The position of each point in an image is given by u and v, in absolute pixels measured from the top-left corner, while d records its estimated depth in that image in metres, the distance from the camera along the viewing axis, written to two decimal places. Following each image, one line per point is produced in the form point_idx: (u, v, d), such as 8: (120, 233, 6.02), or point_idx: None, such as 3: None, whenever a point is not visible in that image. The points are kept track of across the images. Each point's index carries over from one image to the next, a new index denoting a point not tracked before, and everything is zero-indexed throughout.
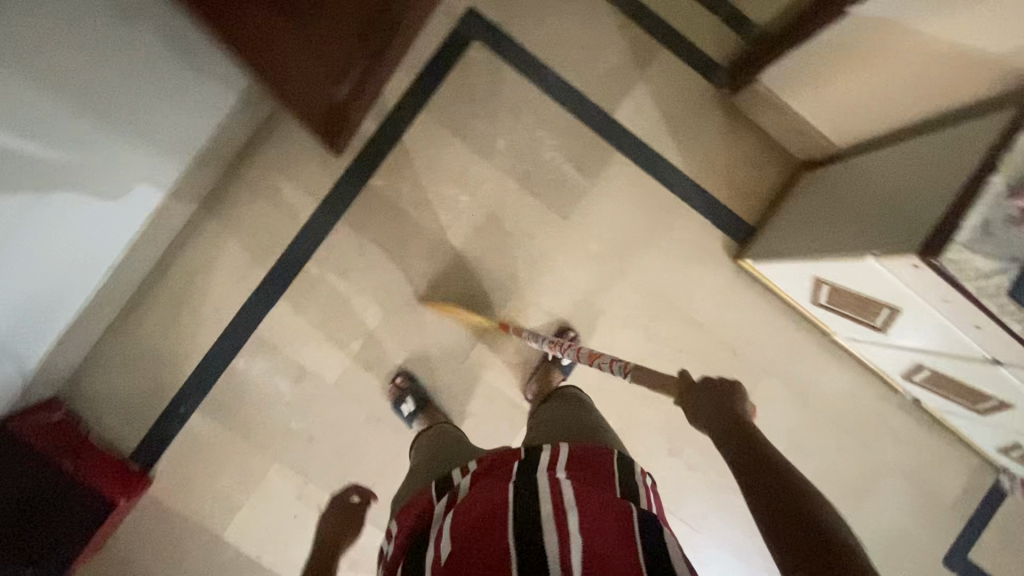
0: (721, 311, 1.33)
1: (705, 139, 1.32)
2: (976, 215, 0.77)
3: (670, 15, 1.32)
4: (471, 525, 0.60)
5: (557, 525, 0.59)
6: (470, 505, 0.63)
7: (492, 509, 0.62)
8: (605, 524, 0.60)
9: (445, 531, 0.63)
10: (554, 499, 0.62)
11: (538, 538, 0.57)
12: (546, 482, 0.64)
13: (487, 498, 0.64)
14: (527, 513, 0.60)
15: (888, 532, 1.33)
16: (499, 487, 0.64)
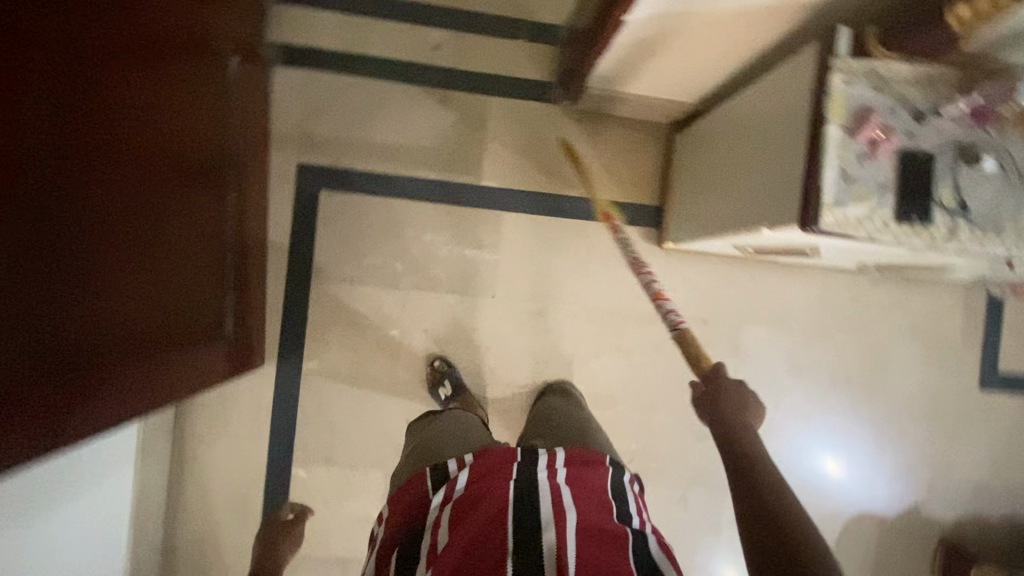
0: (676, 293, 1.32)
1: (577, 154, 1.29)
2: (832, 165, 0.74)
3: (478, 65, 1.26)
4: (474, 525, 0.63)
5: (558, 526, 0.63)
6: (471, 501, 0.66)
7: (495, 509, 0.65)
8: (601, 528, 0.64)
9: (445, 522, 0.65)
10: (555, 501, 0.66)
11: (542, 540, 0.61)
12: (550, 486, 0.68)
13: (490, 496, 0.66)
14: (528, 517, 0.64)
15: (913, 389, 1.41)
16: (501, 489, 0.67)
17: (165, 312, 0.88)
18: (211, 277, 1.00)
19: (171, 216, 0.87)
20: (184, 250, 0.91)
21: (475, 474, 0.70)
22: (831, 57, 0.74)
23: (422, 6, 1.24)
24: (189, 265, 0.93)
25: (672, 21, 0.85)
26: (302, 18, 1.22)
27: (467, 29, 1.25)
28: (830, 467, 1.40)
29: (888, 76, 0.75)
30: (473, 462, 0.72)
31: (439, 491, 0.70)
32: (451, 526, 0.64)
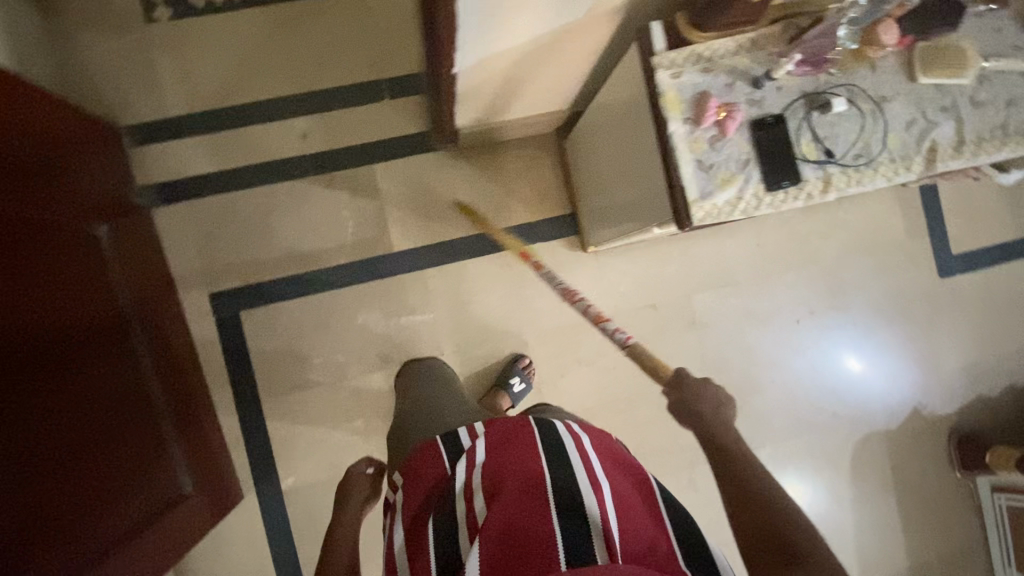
0: (617, 289, 1.31)
1: (476, 190, 1.28)
2: (686, 159, 0.73)
3: (352, 137, 1.24)
4: (512, 497, 0.59)
5: (595, 493, 0.61)
6: (501, 467, 0.62)
7: (529, 476, 0.61)
8: (629, 502, 0.63)
9: (480, 494, 0.60)
10: (587, 471, 0.63)
11: (584, 507, 0.58)
12: (577, 452, 0.66)
13: (519, 462, 0.63)
14: (566, 481, 0.61)
15: (877, 300, 1.40)
16: (531, 452, 0.65)
17: (115, 485, 0.87)
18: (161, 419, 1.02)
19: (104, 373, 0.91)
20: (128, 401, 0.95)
21: (495, 444, 0.66)
22: (652, 54, 0.72)
23: (277, 99, 1.22)
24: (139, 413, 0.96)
25: (497, 57, 0.84)
26: (163, 151, 1.20)
27: (327, 106, 1.23)
28: (852, 366, 1.40)
29: (713, 55, 0.73)
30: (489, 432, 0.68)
31: (462, 461, 0.65)
32: (489, 497, 0.59)
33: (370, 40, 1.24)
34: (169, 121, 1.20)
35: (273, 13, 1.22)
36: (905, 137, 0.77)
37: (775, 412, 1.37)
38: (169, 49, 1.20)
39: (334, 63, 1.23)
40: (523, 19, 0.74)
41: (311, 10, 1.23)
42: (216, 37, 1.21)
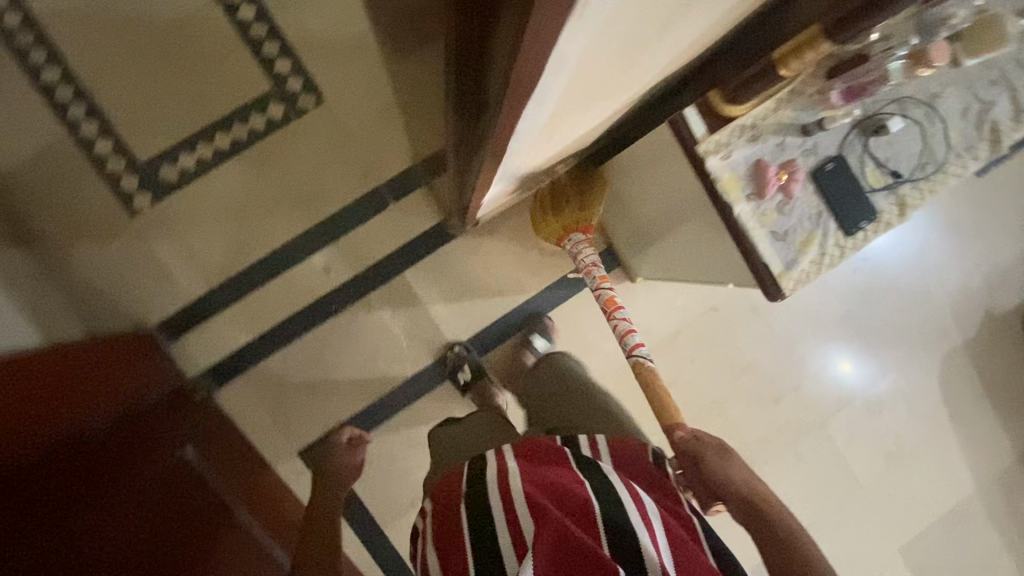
0: (673, 305, 1.31)
1: (509, 262, 1.25)
2: (759, 235, 0.70)
3: (373, 254, 1.21)
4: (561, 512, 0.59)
5: (647, 527, 0.61)
6: (541, 486, 0.64)
7: (578, 496, 0.63)
8: (677, 536, 0.63)
9: (527, 513, 0.60)
10: (637, 504, 0.64)
11: (638, 539, 0.59)
12: (626, 489, 0.66)
13: (563, 483, 0.65)
14: (618, 516, 0.61)
15: (921, 223, 1.39)
16: (574, 478, 0.66)
17: None
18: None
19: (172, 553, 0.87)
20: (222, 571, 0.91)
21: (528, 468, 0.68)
22: (696, 144, 0.69)
23: (287, 244, 1.18)
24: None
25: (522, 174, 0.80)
26: (199, 335, 1.17)
27: (337, 233, 1.19)
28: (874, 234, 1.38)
29: (758, 121, 0.69)
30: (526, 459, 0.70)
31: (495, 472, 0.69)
32: (536, 514, 0.60)
33: (356, 153, 1.18)
34: (193, 304, 1.16)
35: (248, 160, 1.16)
36: (965, 129, 0.73)
37: (857, 362, 1.39)
38: (164, 233, 1.15)
39: (328, 188, 1.18)
40: (552, 147, 0.70)
41: (285, 143, 1.16)
42: (203, 205, 1.15)
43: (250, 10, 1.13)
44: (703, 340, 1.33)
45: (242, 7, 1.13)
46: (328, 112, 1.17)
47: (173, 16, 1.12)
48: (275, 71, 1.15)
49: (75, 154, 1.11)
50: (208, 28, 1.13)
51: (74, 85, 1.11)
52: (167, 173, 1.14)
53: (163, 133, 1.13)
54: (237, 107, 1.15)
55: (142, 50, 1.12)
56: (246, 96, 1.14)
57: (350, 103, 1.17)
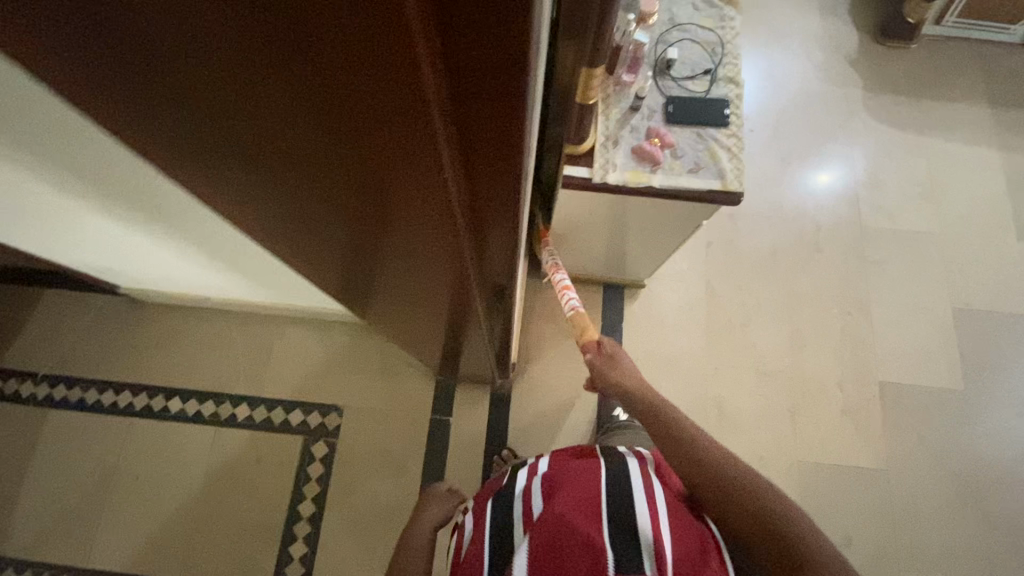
0: (685, 270, 1.40)
1: (562, 367, 1.32)
2: (685, 180, 0.83)
3: (474, 467, 1.25)
4: (567, 496, 0.63)
5: (654, 515, 0.62)
6: (559, 473, 0.68)
7: (592, 480, 0.66)
8: (686, 526, 0.63)
9: (540, 497, 0.66)
10: (651, 494, 0.66)
11: (638, 524, 0.60)
12: (643, 482, 0.68)
13: (582, 481, 0.66)
14: (628, 504, 0.63)
15: (754, 60, 1.60)
16: (595, 472, 0.68)
17: None
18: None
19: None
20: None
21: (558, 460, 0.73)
22: (590, 180, 0.84)
23: None
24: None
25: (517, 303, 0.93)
26: None
27: (439, 480, 1.24)
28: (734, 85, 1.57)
29: (606, 132, 0.86)
30: (559, 458, 0.73)
31: (526, 471, 0.74)
32: (549, 499, 0.64)
33: (394, 416, 1.28)
34: None
35: (333, 502, 1.22)
36: (707, 14, 0.93)
37: (828, 172, 1.50)
38: None
39: (402, 457, 1.26)
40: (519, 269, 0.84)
41: (347, 462, 1.25)
42: (338, 567, 1.18)
43: (244, 407, 1.28)
44: (732, 269, 1.41)
45: (237, 410, 1.28)
46: (353, 411, 1.28)
47: (200, 466, 1.24)
48: (294, 425, 1.27)
49: None
50: (228, 447, 1.25)
51: None
52: (291, 574, 1.17)
53: (266, 548, 1.19)
54: (295, 475, 1.24)
55: (200, 510, 1.21)
56: (293, 461, 1.25)
57: (360, 389, 1.29)
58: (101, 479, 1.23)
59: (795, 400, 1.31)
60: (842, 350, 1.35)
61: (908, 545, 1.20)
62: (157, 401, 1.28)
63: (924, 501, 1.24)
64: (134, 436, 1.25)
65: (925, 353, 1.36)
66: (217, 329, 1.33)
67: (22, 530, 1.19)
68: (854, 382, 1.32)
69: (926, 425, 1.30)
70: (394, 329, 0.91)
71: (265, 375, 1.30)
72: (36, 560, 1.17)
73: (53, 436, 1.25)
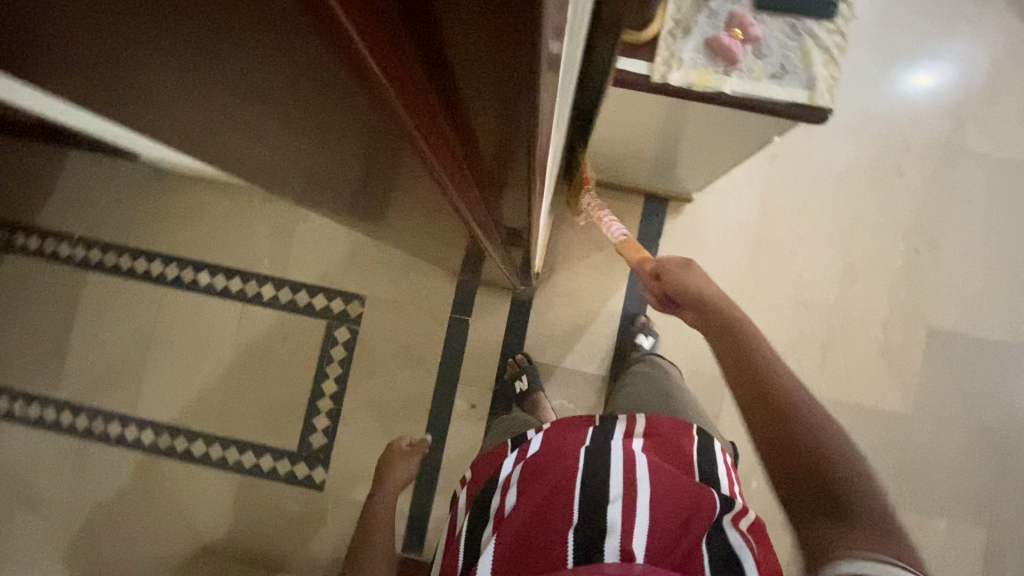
0: (739, 187, 1.26)
1: (589, 279, 1.27)
2: (764, 88, 0.68)
3: (489, 366, 1.27)
4: (536, 493, 0.65)
5: (626, 493, 0.64)
6: (535, 463, 0.70)
7: (562, 472, 0.66)
8: (668, 502, 0.63)
9: (512, 488, 0.69)
10: (628, 468, 0.66)
11: (608, 515, 0.62)
12: (623, 453, 0.68)
13: (557, 470, 0.67)
14: (597, 488, 0.64)
15: None
16: (573, 458, 0.68)
17: None
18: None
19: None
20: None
21: (541, 440, 0.73)
22: (649, 78, 0.69)
23: (432, 415, 1.27)
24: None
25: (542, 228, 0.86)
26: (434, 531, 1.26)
27: (456, 375, 1.27)
28: None
29: (676, 16, 0.70)
30: (549, 434, 0.74)
31: (513, 454, 0.75)
32: (518, 493, 0.67)
33: (415, 312, 1.28)
34: (410, 514, 1.26)
35: (353, 385, 1.28)
36: None
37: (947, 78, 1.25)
38: (352, 486, 1.26)
39: (420, 349, 1.28)
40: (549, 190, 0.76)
41: (368, 349, 1.28)
42: (357, 440, 1.27)
43: (269, 287, 1.30)
44: (794, 190, 1.25)
45: (263, 289, 1.30)
46: (374, 302, 1.29)
47: (231, 337, 1.30)
48: (318, 309, 1.29)
49: (256, 486, 1.27)
50: (255, 324, 1.29)
51: (217, 441, 1.28)
52: (315, 440, 1.28)
53: (294, 418, 1.28)
54: (319, 356, 1.28)
55: (231, 378, 1.29)
56: (317, 343, 1.29)
57: (381, 281, 1.29)
58: (141, 342, 1.30)
59: (832, 337, 1.23)
60: (898, 290, 1.24)
61: (914, 485, 1.20)
62: (186, 275, 1.31)
63: (938, 447, 1.21)
64: (167, 306, 1.31)
65: (991, 301, 1.23)
66: (240, 208, 1.30)
67: (76, 380, 1.30)
68: (900, 324, 1.23)
69: (970, 376, 1.22)
70: (412, 233, 0.84)
71: (289, 259, 1.30)
72: (92, 405, 1.30)
73: (94, 297, 1.32)
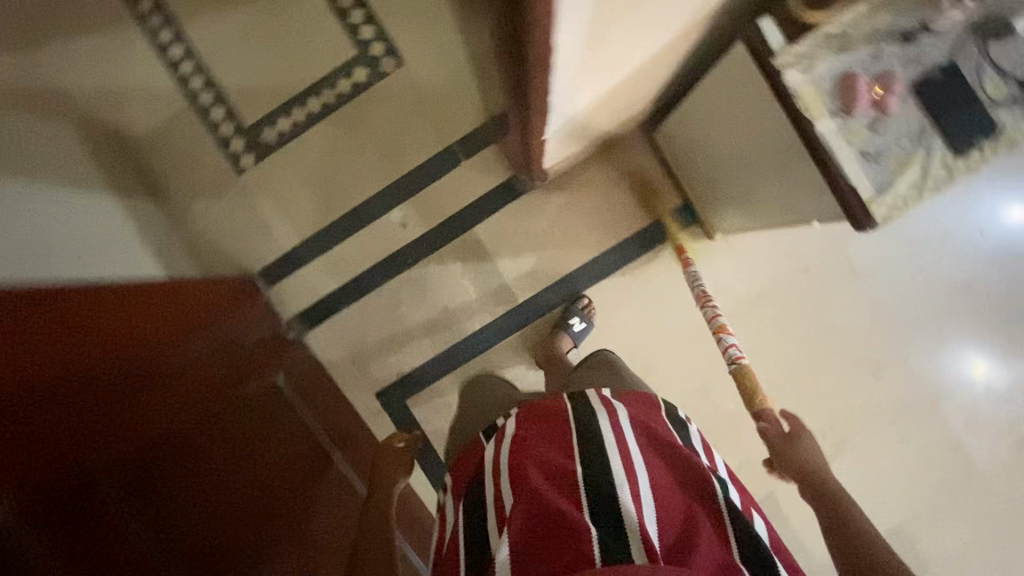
0: (754, 266, 1.22)
1: (578, 219, 1.24)
2: (847, 156, 0.63)
3: (444, 210, 1.26)
4: (533, 483, 0.65)
5: (628, 476, 0.66)
6: (526, 455, 0.70)
7: (553, 462, 0.68)
8: (663, 491, 0.67)
9: (506, 482, 0.68)
10: (622, 455, 0.69)
11: (618, 496, 0.64)
12: (615, 439, 0.71)
13: (545, 462, 0.68)
14: (600, 473, 0.66)
15: None
16: (562, 452, 0.69)
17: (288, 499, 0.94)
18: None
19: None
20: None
21: (522, 433, 0.74)
22: (773, 57, 0.64)
23: (371, 201, 1.27)
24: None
25: (575, 108, 0.82)
26: (293, 283, 1.29)
27: (415, 190, 1.26)
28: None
29: (846, 28, 0.63)
30: (528, 429, 0.74)
31: (495, 445, 0.75)
32: (512, 485, 0.67)
33: (430, 112, 1.24)
34: (288, 254, 1.28)
35: (333, 121, 1.26)
36: None
37: (1003, 379, 1.20)
38: (266, 192, 1.28)
39: (408, 146, 1.25)
40: (608, 71, 0.72)
41: (369, 106, 1.25)
42: (299, 164, 1.27)
43: None
44: (788, 308, 1.22)
45: None
46: (407, 75, 1.24)
47: None
48: (362, 38, 1.24)
49: (195, 123, 1.27)
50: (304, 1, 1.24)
51: (195, 60, 1.26)
52: (267, 135, 1.27)
53: (266, 101, 1.26)
54: (330, 72, 1.25)
55: (250, 22, 1.25)
56: (336, 63, 1.25)
57: (428, 65, 1.24)
58: None
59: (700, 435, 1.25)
60: None
61: None
62: None
63: None
64: None
65: None
66: None
67: None
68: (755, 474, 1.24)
69: None
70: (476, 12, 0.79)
71: None
72: None
73: None
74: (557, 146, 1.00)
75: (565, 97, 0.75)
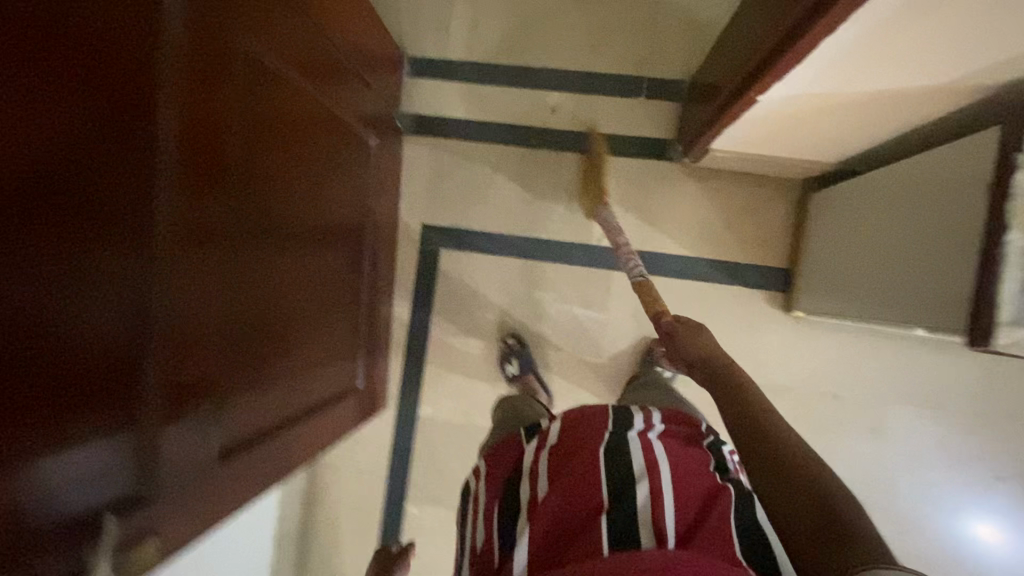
0: (802, 363, 1.20)
1: (693, 213, 1.23)
2: (1012, 276, 0.63)
3: (594, 124, 1.26)
4: (564, 480, 0.61)
5: (649, 475, 0.59)
6: (561, 454, 0.65)
7: (588, 458, 0.62)
8: (683, 483, 0.59)
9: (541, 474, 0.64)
10: (645, 453, 0.62)
11: (630, 491, 0.57)
12: (641, 442, 0.64)
13: (580, 459, 0.63)
14: (620, 468, 0.60)
15: None
16: (592, 450, 0.63)
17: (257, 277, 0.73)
18: (113, 403, 0.52)
19: (144, 82, 0.52)
20: (161, 289, 0.56)
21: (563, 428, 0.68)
22: (1017, 152, 0.64)
23: (542, 71, 1.27)
24: (90, 278, 0.49)
25: (796, 101, 0.82)
26: (431, 87, 1.31)
27: (583, 90, 1.26)
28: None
29: None
30: (569, 426, 0.68)
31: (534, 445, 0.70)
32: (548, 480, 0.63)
33: (646, 38, 1.24)
34: (445, 61, 1.30)
35: None
36: None
37: None
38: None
39: (607, 51, 1.25)
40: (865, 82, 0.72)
41: None
42: None
43: None
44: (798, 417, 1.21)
45: None
46: None
47: None
48: None
49: None
50: None
51: None
52: None
53: None
54: None
55: None
56: None
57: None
58: None
59: None
60: None
61: None
62: None
63: None
64: None
65: None
66: None
67: None
68: None
69: None
70: None
71: None
72: None
73: None
74: (739, 136, 1.01)
75: (806, 80, 0.75)
